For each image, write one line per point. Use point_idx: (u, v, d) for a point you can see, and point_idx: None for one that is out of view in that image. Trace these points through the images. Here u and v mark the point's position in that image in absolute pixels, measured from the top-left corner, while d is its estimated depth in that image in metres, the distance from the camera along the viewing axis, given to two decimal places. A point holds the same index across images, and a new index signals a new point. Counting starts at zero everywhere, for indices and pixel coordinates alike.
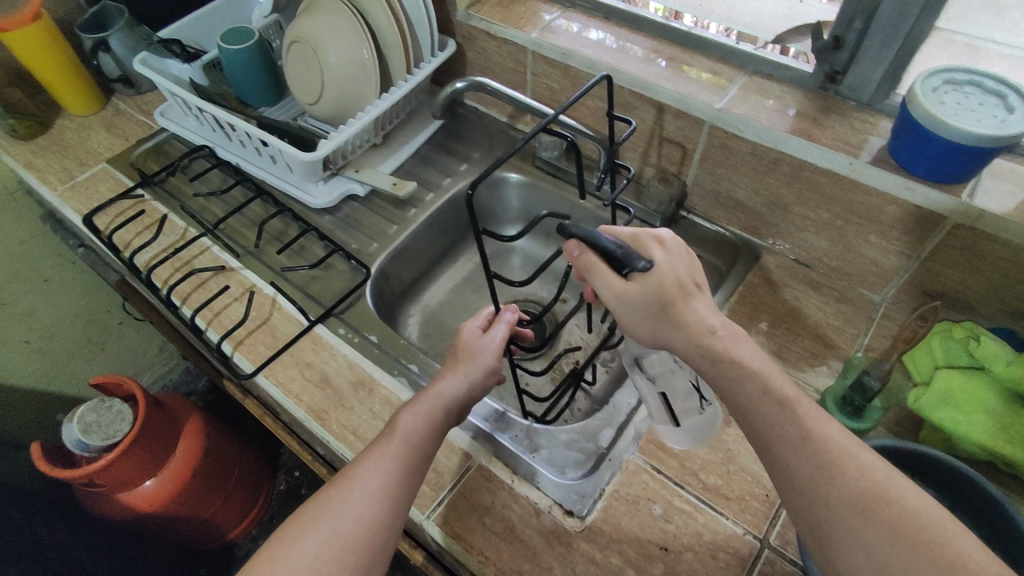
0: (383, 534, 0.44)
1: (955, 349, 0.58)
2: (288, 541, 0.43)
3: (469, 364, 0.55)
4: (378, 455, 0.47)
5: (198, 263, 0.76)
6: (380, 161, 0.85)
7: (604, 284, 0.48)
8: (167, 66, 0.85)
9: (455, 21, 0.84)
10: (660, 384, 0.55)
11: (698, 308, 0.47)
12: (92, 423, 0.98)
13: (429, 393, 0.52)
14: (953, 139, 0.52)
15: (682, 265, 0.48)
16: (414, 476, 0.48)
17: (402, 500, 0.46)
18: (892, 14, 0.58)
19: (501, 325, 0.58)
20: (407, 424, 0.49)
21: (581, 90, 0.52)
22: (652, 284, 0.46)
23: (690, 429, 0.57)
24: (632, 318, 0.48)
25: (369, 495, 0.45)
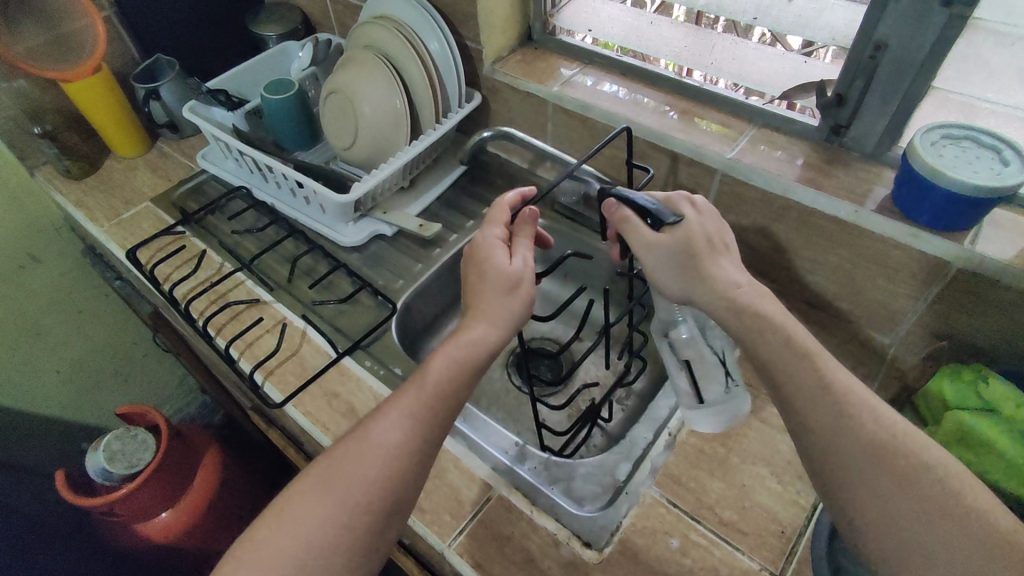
0: (399, 488, 0.48)
1: (961, 390, 0.61)
2: (309, 489, 0.47)
3: (496, 303, 0.54)
4: (400, 408, 0.50)
5: (233, 296, 0.80)
6: (408, 204, 0.90)
7: (637, 235, 0.56)
8: (212, 113, 0.92)
9: (482, 75, 0.90)
10: (685, 351, 0.61)
11: (724, 267, 0.54)
12: (117, 451, 1.01)
13: (453, 344, 0.52)
14: (952, 190, 0.55)
15: (709, 222, 0.56)
16: (433, 434, 0.50)
17: (419, 457, 0.49)
18: (890, 74, 0.63)
19: (522, 249, 0.57)
20: (432, 379, 0.51)
21: (613, 132, 0.64)
22: (681, 236, 0.55)
23: (713, 409, 0.60)
24: (663, 268, 0.56)
25: (388, 450, 0.48)
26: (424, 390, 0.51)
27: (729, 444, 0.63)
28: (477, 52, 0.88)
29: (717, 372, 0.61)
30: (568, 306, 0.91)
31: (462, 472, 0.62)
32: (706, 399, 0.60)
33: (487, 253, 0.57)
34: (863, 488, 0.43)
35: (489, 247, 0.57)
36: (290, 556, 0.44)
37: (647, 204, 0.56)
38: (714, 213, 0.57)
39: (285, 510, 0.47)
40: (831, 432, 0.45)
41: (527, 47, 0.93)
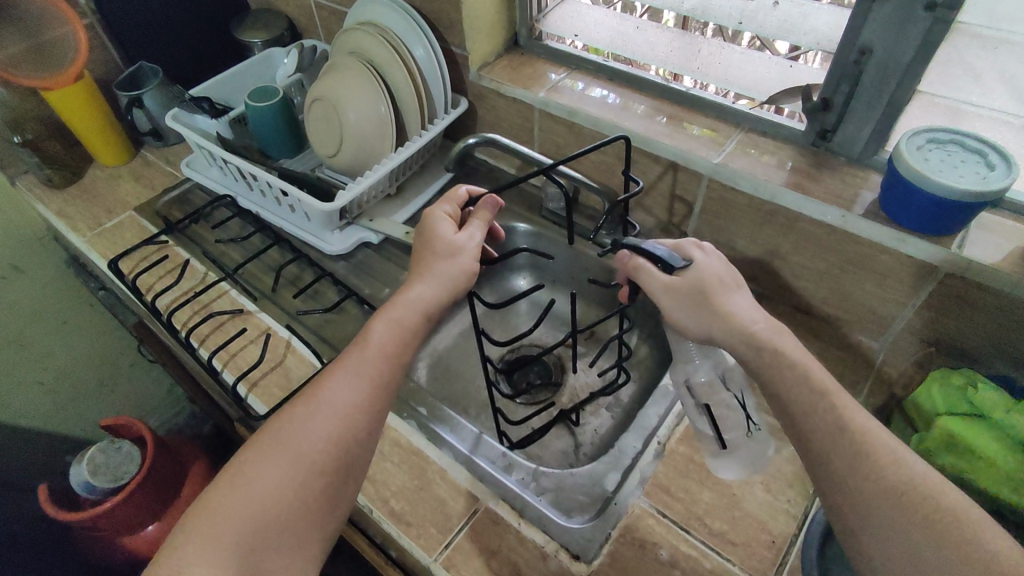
0: (353, 444, 0.47)
1: (953, 396, 0.60)
2: (259, 453, 0.46)
3: (443, 267, 0.54)
4: (347, 367, 0.49)
5: (217, 306, 0.78)
6: (395, 211, 0.89)
7: (650, 279, 0.53)
8: (195, 121, 0.91)
9: (468, 81, 0.89)
10: (705, 396, 0.56)
11: (739, 302, 0.51)
12: (100, 464, 1.00)
13: (397, 307, 0.52)
14: (937, 194, 0.55)
15: (720, 263, 0.54)
16: (383, 390, 0.50)
17: (372, 414, 0.49)
18: (875, 79, 0.63)
19: (477, 227, 0.56)
20: (378, 337, 0.51)
21: (594, 142, 0.53)
22: (694, 278, 0.52)
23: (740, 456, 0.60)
24: (681, 312, 0.52)
25: (338, 407, 0.48)
26: (370, 349, 0.50)
27: None
28: (464, 58, 0.87)
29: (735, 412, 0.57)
30: (557, 313, 0.90)
31: (449, 484, 0.62)
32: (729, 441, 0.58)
33: (432, 228, 0.56)
34: (874, 498, 0.41)
35: (434, 222, 0.56)
36: (243, 519, 0.43)
37: (657, 251, 0.53)
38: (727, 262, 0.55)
39: (234, 476, 0.45)
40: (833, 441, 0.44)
41: (514, 52, 0.92)
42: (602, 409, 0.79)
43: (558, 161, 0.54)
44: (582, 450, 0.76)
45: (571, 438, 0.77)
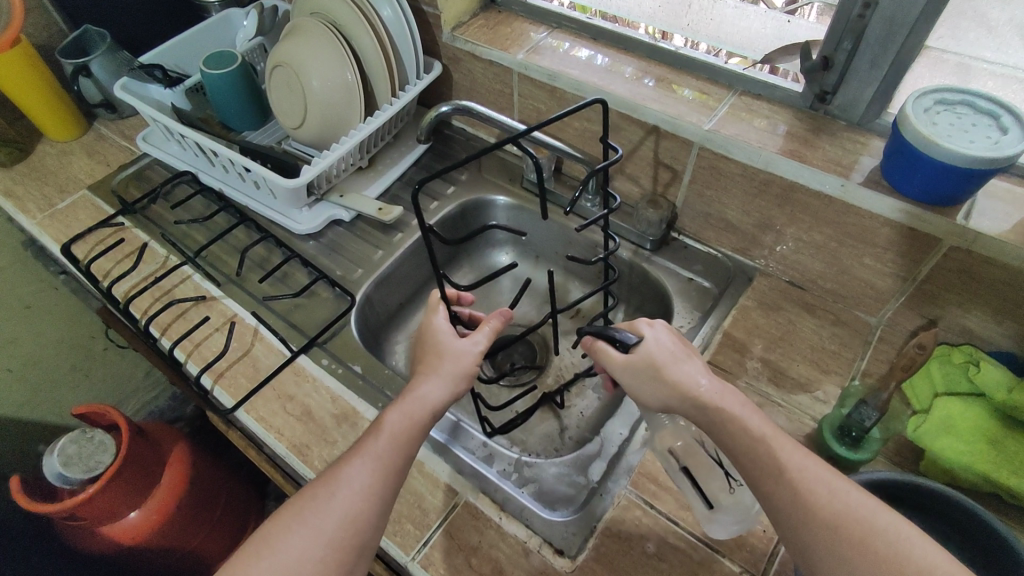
0: (367, 533, 0.45)
1: (954, 374, 0.57)
2: (273, 536, 0.44)
3: (453, 362, 0.51)
4: (363, 453, 0.47)
5: (179, 293, 0.74)
6: (366, 185, 0.83)
7: (608, 361, 0.53)
8: (148, 91, 0.84)
9: (441, 43, 0.83)
10: (683, 457, 0.51)
11: (689, 370, 0.50)
12: (73, 455, 0.96)
13: (410, 396, 0.50)
14: (944, 161, 0.51)
15: (671, 339, 0.52)
16: (399, 477, 0.47)
17: (388, 501, 0.46)
18: (880, 34, 0.57)
19: (482, 333, 0.53)
20: (393, 423, 0.48)
21: (563, 109, 0.49)
22: (641, 354, 0.51)
23: (728, 515, 0.50)
24: (637, 386, 0.52)
25: (354, 494, 0.45)
26: (386, 433, 0.48)
27: None
28: (436, 18, 0.81)
29: (717, 475, 0.50)
30: (542, 290, 0.87)
31: (426, 478, 0.59)
32: (714, 507, 0.50)
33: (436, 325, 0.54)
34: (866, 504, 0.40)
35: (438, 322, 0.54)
36: None
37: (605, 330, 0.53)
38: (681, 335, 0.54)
39: (244, 562, 0.43)
40: (786, 489, 0.42)
41: (491, 10, 0.86)
42: (588, 390, 0.77)
43: (531, 128, 0.50)
44: (568, 434, 0.73)
45: (556, 421, 0.74)
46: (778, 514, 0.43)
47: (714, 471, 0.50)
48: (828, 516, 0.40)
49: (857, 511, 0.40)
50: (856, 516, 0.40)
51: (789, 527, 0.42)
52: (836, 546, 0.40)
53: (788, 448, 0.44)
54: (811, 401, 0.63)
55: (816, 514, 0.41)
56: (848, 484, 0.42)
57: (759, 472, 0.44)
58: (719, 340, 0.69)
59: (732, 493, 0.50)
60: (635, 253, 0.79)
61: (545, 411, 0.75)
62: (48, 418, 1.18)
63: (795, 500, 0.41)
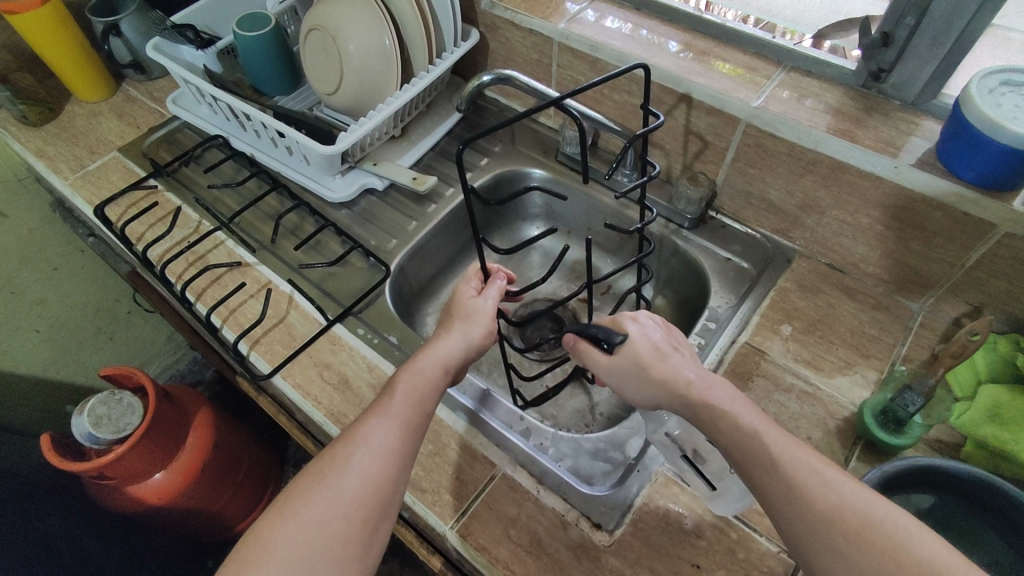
0: (391, 490, 0.44)
1: (998, 365, 0.58)
2: (295, 497, 0.42)
3: (465, 322, 0.52)
4: (380, 412, 0.46)
5: (213, 258, 0.74)
6: (400, 154, 0.82)
7: (595, 364, 0.53)
8: (179, 52, 0.83)
9: (479, 10, 0.81)
10: (684, 446, 0.53)
11: (677, 364, 0.49)
12: (102, 415, 0.95)
13: (423, 353, 0.50)
14: (1008, 145, 0.49)
15: (657, 330, 0.52)
16: (417, 435, 0.46)
17: (409, 458, 0.45)
18: (944, 11, 0.55)
19: (493, 288, 0.55)
20: (405, 383, 0.48)
21: (603, 76, 0.47)
22: (630, 353, 0.51)
23: (726, 494, 0.52)
24: (629, 389, 0.52)
25: (375, 450, 0.44)
26: (400, 393, 0.47)
27: None
28: None
29: (714, 463, 0.51)
30: (573, 265, 0.86)
31: (463, 450, 0.59)
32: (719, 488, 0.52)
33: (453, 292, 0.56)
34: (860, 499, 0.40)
35: (458, 283, 0.56)
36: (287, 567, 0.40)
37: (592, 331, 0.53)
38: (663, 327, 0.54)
39: (267, 527, 0.41)
40: (782, 482, 0.41)
41: None
42: None
43: (566, 94, 0.47)
44: (599, 410, 0.73)
45: (587, 397, 0.74)
46: (773, 509, 0.42)
47: (709, 459, 0.51)
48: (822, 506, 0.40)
49: (855, 507, 0.39)
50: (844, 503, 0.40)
51: (784, 523, 0.41)
52: (831, 539, 0.39)
53: (781, 441, 0.43)
54: (849, 385, 0.63)
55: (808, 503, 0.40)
56: (843, 476, 0.41)
57: (747, 460, 0.43)
58: (755, 321, 0.68)
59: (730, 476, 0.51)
60: (665, 227, 0.79)
61: (575, 386, 0.75)
62: (74, 378, 1.19)
63: (789, 493, 0.41)
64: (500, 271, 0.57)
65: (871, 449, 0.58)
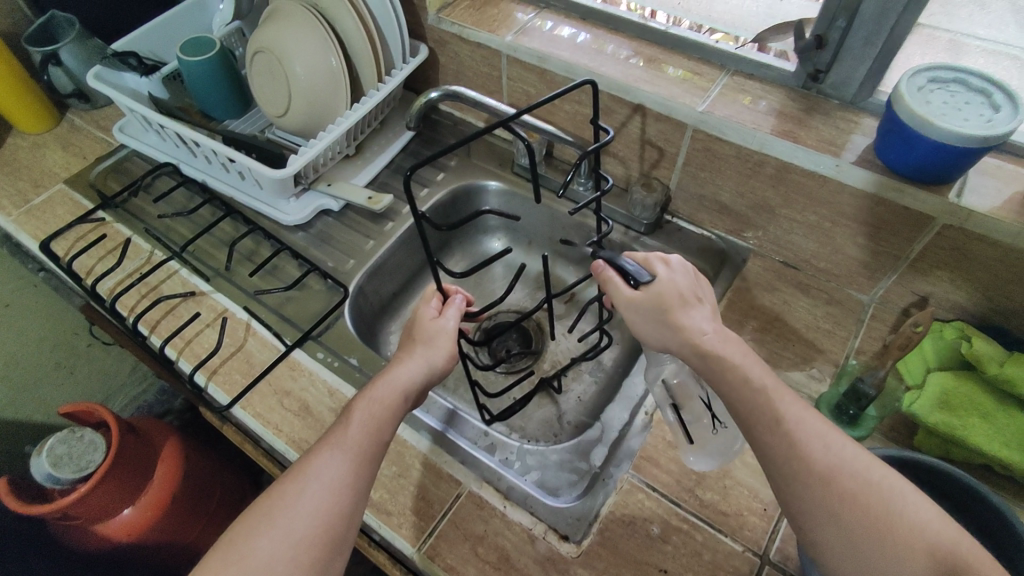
0: (343, 526, 0.43)
1: (946, 352, 0.59)
2: (243, 539, 0.42)
3: (427, 347, 0.52)
4: (333, 445, 0.46)
5: (167, 288, 0.72)
6: (355, 173, 0.82)
7: (615, 294, 0.54)
8: (123, 80, 0.81)
9: (426, 26, 0.81)
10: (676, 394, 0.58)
11: (698, 317, 0.50)
12: (63, 454, 0.93)
13: (382, 380, 0.49)
14: (939, 140, 0.51)
15: (685, 278, 0.53)
16: (372, 467, 0.46)
17: (363, 491, 0.45)
18: (873, 12, 0.57)
19: (453, 307, 0.54)
20: (360, 413, 0.47)
21: (553, 91, 0.47)
22: (654, 292, 0.51)
23: (707, 448, 0.57)
24: (644, 326, 0.52)
25: (326, 487, 0.44)
26: (355, 425, 0.47)
27: None
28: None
29: (705, 416, 0.57)
30: (535, 276, 0.86)
31: (428, 469, 0.59)
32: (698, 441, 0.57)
33: (414, 312, 0.55)
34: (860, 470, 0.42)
35: (419, 304, 0.55)
36: None
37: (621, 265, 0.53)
38: (692, 275, 0.54)
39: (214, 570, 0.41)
40: (788, 455, 0.43)
41: None
42: (584, 375, 0.77)
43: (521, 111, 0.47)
44: (566, 419, 0.73)
45: (554, 406, 0.74)
46: (771, 469, 0.44)
47: (701, 412, 0.57)
48: (826, 475, 0.42)
49: (856, 476, 0.42)
50: (846, 472, 0.42)
51: (786, 491, 0.43)
52: (832, 507, 0.41)
53: (791, 406, 0.45)
54: (805, 380, 0.66)
55: (814, 472, 0.42)
56: (844, 441, 0.44)
57: (755, 423, 0.45)
58: None
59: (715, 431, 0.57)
60: (623, 233, 0.80)
61: (542, 397, 0.75)
62: (33, 417, 1.16)
63: (792, 458, 0.43)
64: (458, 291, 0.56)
65: None
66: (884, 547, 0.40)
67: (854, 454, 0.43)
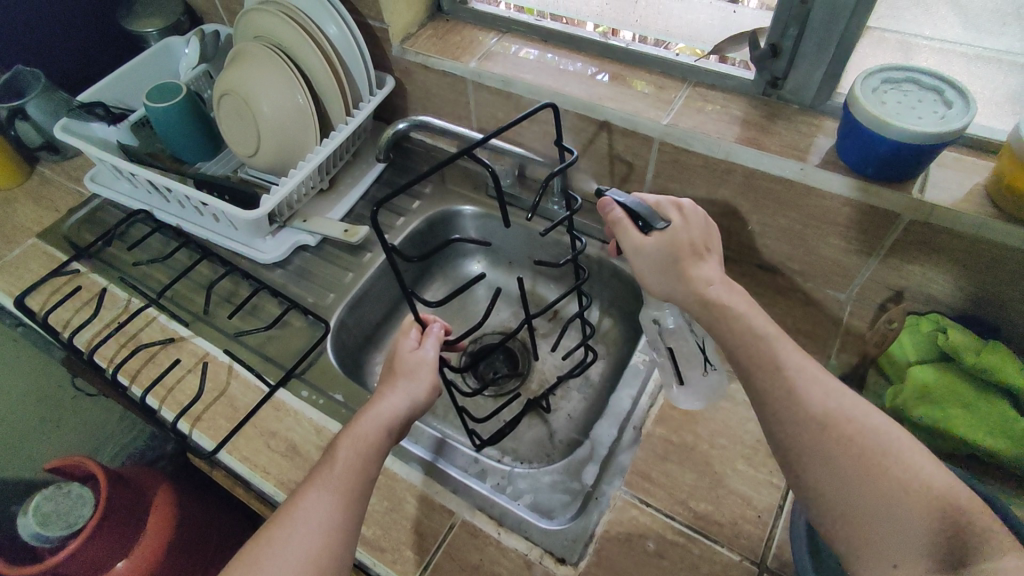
0: (333, 569, 0.43)
1: (922, 343, 0.59)
2: None
3: (409, 379, 0.51)
4: (319, 485, 0.45)
5: (145, 336, 0.71)
6: (329, 208, 0.82)
7: (626, 238, 0.54)
8: (91, 130, 0.81)
9: (391, 57, 0.82)
10: (672, 340, 0.62)
11: (707, 270, 0.52)
12: (49, 513, 0.92)
13: (366, 414, 0.49)
14: (896, 139, 0.52)
15: (696, 230, 0.54)
16: (360, 505, 0.46)
17: (352, 531, 0.45)
18: (823, 18, 0.59)
19: (431, 338, 0.53)
20: (346, 450, 0.47)
21: (516, 116, 0.49)
22: (666, 240, 0.53)
23: (695, 387, 0.62)
24: (650, 270, 0.54)
25: (314, 529, 0.43)
26: (342, 462, 0.46)
27: (694, 429, 0.61)
28: (383, 32, 0.79)
29: (696, 358, 0.61)
30: (517, 296, 0.86)
31: (421, 501, 0.58)
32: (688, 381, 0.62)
33: (393, 344, 0.54)
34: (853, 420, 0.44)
35: (398, 337, 0.54)
36: None
37: (635, 209, 0.54)
38: (704, 221, 0.55)
39: None
40: (788, 404, 0.45)
41: (438, 20, 0.84)
42: (572, 392, 0.77)
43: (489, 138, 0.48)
44: (557, 437, 0.73)
45: (545, 426, 0.74)
46: (769, 413, 0.46)
47: (695, 355, 0.61)
48: (825, 421, 0.44)
49: (851, 421, 0.44)
50: (847, 421, 0.44)
51: (782, 432, 0.45)
52: (829, 451, 0.43)
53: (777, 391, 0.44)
54: None
55: (813, 417, 0.44)
56: (844, 391, 0.46)
57: (759, 368, 0.47)
58: None
59: (704, 373, 0.62)
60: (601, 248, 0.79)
61: (532, 417, 0.75)
62: None
63: (790, 398, 0.45)
64: (436, 321, 0.56)
65: None
66: (878, 490, 0.41)
67: (860, 406, 0.45)
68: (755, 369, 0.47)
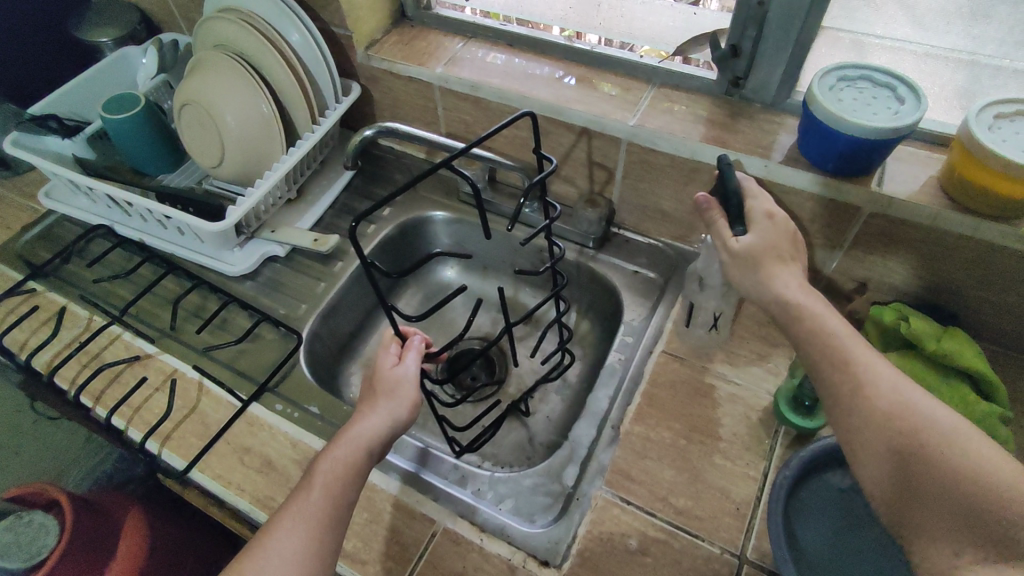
0: None
1: (890, 333, 0.61)
2: None
3: (390, 398, 0.50)
4: (295, 513, 0.45)
5: (109, 355, 0.69)
6: (298, 218, 0.81)
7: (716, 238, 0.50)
8: (45, 144, 0.78)
9: (357, 64, 0.81)
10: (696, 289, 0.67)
11: (790, 273, 0.47)
12: (8, 543, 0.83)
13: (344, 436, 0.48)
14: (854, 135, 0.53)
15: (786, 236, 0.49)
16: (336, 533, 0.45)
17: (326, 560, 0.44)
18: (780, 19, 0.60)
19: (411, 351, 0.53)
20: (323, 476, 0.46)
21: (493, 126, 0.48)
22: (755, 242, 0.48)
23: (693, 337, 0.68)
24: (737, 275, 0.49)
25: (287, 561, 0.42)
26: (318, 488, 0.46)
27: (672, 426, 0.61)
28: (347, 39, 0.78)
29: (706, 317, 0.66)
30: (492, 301, 0.86)
31: (402, 511, 0.57)
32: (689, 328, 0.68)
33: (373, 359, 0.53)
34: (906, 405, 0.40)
35: (377, 352, 0.53)
36: None
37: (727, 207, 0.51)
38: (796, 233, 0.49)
39: None
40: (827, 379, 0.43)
41: (403, 25, 0.83)
42: (551, 394, 0.77)
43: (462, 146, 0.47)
44: (537, 440, 0.73)
45: (524, 429, 0.74)
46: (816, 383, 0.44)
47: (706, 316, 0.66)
48: (873, 400, 0.41)
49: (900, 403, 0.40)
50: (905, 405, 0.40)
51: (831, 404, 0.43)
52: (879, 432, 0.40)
53: None
54: None
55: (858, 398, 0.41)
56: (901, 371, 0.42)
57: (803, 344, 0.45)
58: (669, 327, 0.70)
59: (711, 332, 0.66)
60: (577, 251, 0.79)
61: (511, 421, 0.75)
62: None
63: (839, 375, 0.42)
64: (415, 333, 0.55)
65: (793, 437, 0.59)
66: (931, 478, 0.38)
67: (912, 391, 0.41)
68: (825, 366, 0.43)
